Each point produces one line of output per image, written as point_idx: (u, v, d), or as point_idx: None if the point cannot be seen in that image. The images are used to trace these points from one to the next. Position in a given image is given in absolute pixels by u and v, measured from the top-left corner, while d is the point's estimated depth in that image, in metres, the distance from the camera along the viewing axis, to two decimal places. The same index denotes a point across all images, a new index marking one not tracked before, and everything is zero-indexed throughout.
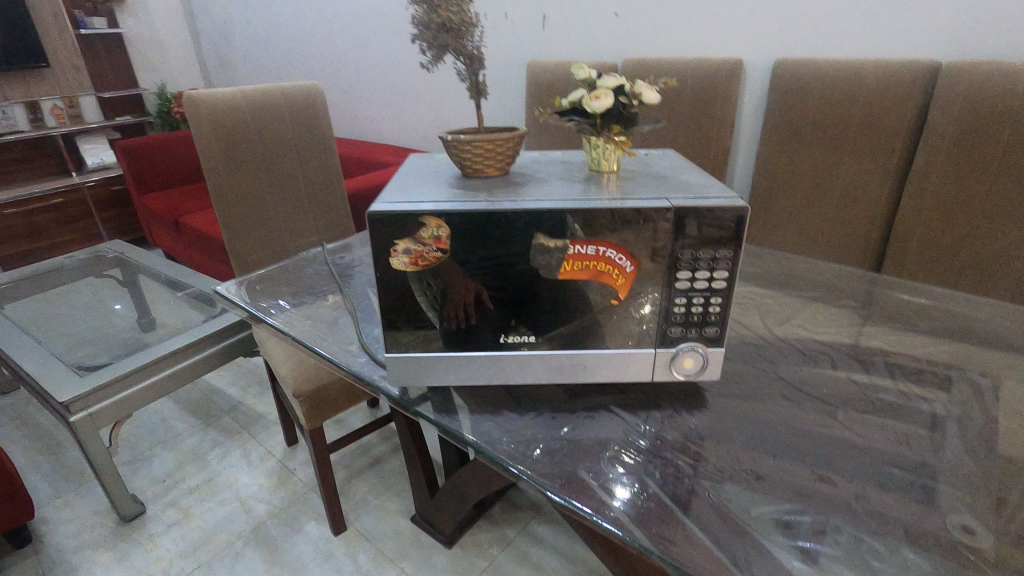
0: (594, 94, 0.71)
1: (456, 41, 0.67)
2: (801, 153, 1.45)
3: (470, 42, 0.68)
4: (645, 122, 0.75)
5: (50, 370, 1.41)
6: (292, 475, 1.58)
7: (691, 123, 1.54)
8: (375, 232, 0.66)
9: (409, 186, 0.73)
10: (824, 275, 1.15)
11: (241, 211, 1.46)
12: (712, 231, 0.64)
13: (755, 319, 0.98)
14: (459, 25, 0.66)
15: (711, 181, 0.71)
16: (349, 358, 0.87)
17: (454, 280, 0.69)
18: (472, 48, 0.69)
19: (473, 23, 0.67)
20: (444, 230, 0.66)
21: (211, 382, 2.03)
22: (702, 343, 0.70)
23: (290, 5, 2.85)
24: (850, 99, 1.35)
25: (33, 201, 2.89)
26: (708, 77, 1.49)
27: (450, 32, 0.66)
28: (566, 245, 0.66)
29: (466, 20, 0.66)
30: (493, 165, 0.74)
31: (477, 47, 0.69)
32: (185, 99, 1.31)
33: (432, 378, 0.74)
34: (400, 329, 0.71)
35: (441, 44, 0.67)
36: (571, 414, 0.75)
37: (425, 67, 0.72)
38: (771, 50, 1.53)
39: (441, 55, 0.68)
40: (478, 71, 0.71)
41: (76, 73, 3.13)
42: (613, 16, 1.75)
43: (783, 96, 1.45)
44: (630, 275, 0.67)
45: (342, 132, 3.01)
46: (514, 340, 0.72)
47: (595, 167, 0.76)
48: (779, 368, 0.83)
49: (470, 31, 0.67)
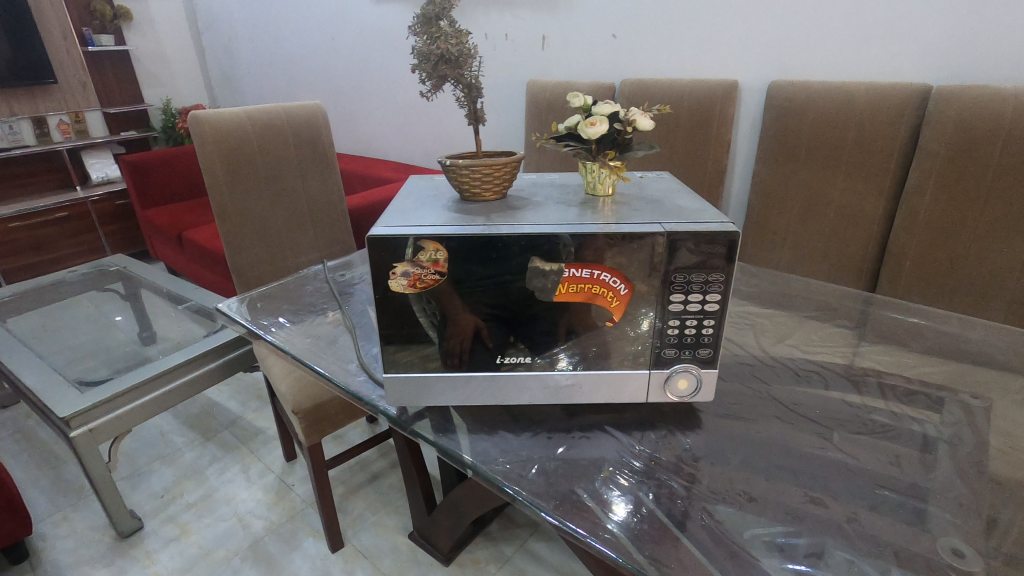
0: (589, 121, 0.73)
1: (454, 71, 0.69)
2: (796, 174, 1.47)
3: (469, 72, 0.70)
4: (639, 147, 0.77)
5: (51, 385, 1.41)
6: (290, 491, 1.58)
7: (688, 142, 1.57)
8: (374, 255, 0.67)
9: (407, 209, 0.74)
10: (819, 294, 1.16)
11: (243, 228, 1.48)
12: (704, 254, 0.65)
13: (750, 339, 0.99)
14: (458, 57, 0.68)
15: (705, 205, 0.73)
16: (348, 377, 0.88)
17: (452, 302, 0.70)
18: (470, 77, 0.70)
19: (471, 54, 0.69)
20: (441, 253, 0.67)
21: (210, 396, 2.04)
22: (695, 364, 0.71)
23: (294, 24, 2.91)
24: (844, 121, 1.37)
25: (37, 214, 2.92)
26: (705, 98, 1.52)
27: (448, 62, 0.68)
28: (562, 268, 0.68)
29: (464, 51, 0.68)
30: (491, 188, 0.76)
31: (475, 76, 0.71)
32: (189, 118, 1.34)
33: (429, 398, 0.75)
34: (399, 350, 0.73)
35: (440, 74, 0.69)
36: (567, 434, 0.75)
37: (425, 95, 0.74)
38: (765, 72, 1.56)
39: (440, 85, 0.70)
40: (476, 99, 0.73)
41: (83, 88, 3.17)
42: (611, 38, 1.78)
43: (778, 116, 1.48)
44: (624, 298, 0.68)
45: (344, 148, 3.05)
46: (511, 360, 0.72)
47: (590, 191, 0.78)
48: (773, 388, 0.84)
49: (468, 62, 0.69)
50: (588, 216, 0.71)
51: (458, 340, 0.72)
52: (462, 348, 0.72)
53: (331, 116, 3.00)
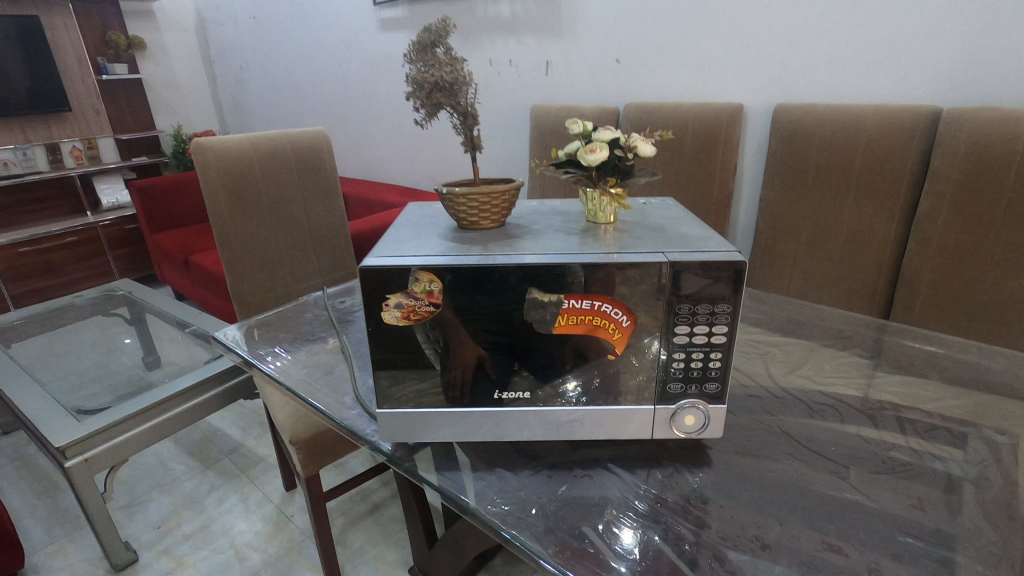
0: (588, 148, 0.71)
1: (449, 99, 0.67)
2: (804, 197, 1.45)
3: (464, 99, 0.68)
4: (641, 174, 0.75)
5: (48, 412, 1.40)
6: (289, 522, 1.54)
7: (693, 167, 1.55)
8: (366, 287, 0.65)
9: (402, 238, 0.72)
10: (830, 321, 1.12)
11: (244, 255, 1.47)
12: (710, 285, 0.63)
13: (760, 368, 0.95)
14: (453, 84, 0.66)
15: (709, 232, 0.70)
16: (342, 410, 0.85)
17: (454, 332, 0.68)
18: (466, 105, 0.69)
19: (466, 82, 0.68)
20: (436, 284, 0.65)
21: (212, 422, 2.01)
22: (702, 400, 0.68)
23: (303, 52, 2.95)
24: (852, 146, 1.35)
25: (47, 239, 2.95)
26: (710, 121, 1.51)
27: (443, 90, 0.67)
28: (561, 300, 0.65)
29: (459, 78, 0.67)
30: (489, 217, 0.74)
31: (471, 103, 0.69)
32: (192, 146, 1.34)
33: (425, 434, 0.72)
34: (392, 384, 0.70)
35: (435, 102, 0.67)
36: (568, 472, 0.72)
37: (420, 123, 0.72)
38: (771, 95, 1.55)
39: (435, 113, 0.68)
40: (472, 127, 0.71)
41: (96, 115, 3.23)
42: (615, 63, 1.78)
43: (784, 142, 1.46)
44: (626, 330, 0.66)
45: (351, 172, 3.07)
46: (513, 393, 0.70)
47: (591, 219, 0.76)
48: (784, 421, 0.81)
49: (463, 89, 0.68)
50: (589, 245, 0.68)
51: (457, 371, 0.69)
52: (463, 379, 0.69)
53: (338, 141, 3.03)
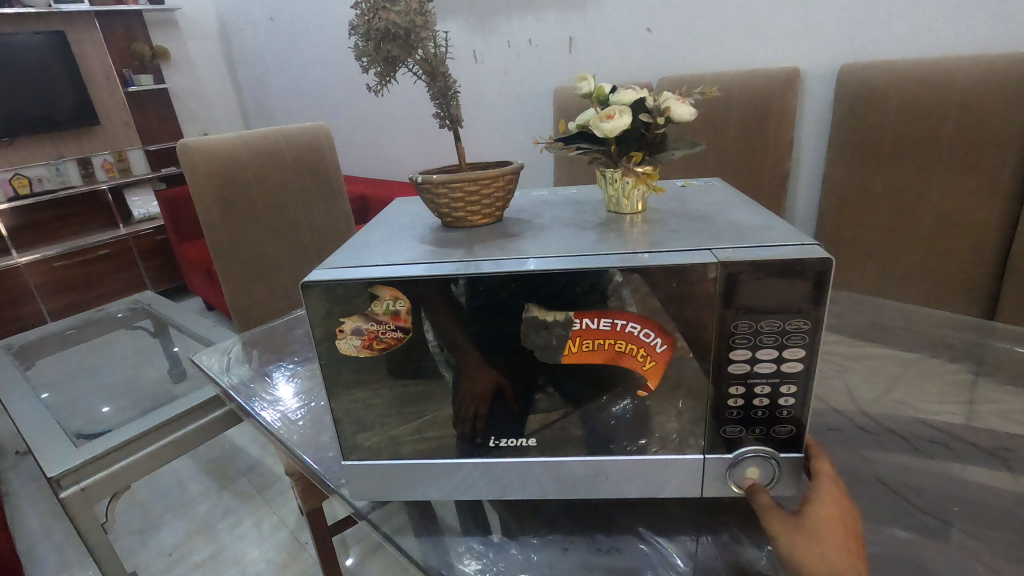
0: (605, 113, 0.53)
1: (406, 50, 0.55)
2: (879, 172, 1.22)
3: (425, 50, 0.56)
4: (678, 146, 0.56)
5: (48, 438, 1.33)
6: (302, 551, 1.43)
7: (743, 146, 1.33)
8: (313, 308, 0.50)
9: (370, 242, 0.57)
10: (921, 323, 0.91)
11: (240, 264, 1.37)
12: (779, 294, 0.45)
13: (837, 388, 0.76)
14: (408, 31, 0.54)
15: (773, 221, 0.52)
16: (318, 453, 0.73)
17: (451, 357, 0.52)
18: (429, 57, 0.57)
19: (426, 27, 0.55)
20: (402, 302, 0.50)
21: (232, 438, 1.93)
22: (771, 448, 0.50)
23: (319, 50, 2.86)
24: (942, 108, 1.11)
25: (82, 253, 2.98)
26: (763, 88, 1.28)
27: (397, 40, 0.55)
28: (571, 319, 0.49)
29: (416, 23, 0.54)
30: (479, 210, 0.58)
31: (436, 54, 0.57)
32: (178, 148, 1.23)
33: (408, 492, 0.57)
34: (359, 429, 0.55)
35: (387, 57, 0.55)
36: (589, 544, 0.56)
37: (377, 89, 0.61)
38: (835, 55, 1.33)
39: (391, 71, 0.56)
40: (446, 83, 0.58)
41: (125, 127, 3.27)
42: (645, 32, 1.58)
43: (851, 108, 1.23)
44: (662, 358, 0.49)
45: (374, 172, 2.97)
46: (536, 425, 0.53)
47: (613, 208, 0.59)
48: (878, 465, 0.61)
49: (423, 37, 0.55)
50: (609, 242, 0.51)
51: (469, 401, 0.54)
52: (475, 412, 0.54)
53: (360, 140, 2.93)
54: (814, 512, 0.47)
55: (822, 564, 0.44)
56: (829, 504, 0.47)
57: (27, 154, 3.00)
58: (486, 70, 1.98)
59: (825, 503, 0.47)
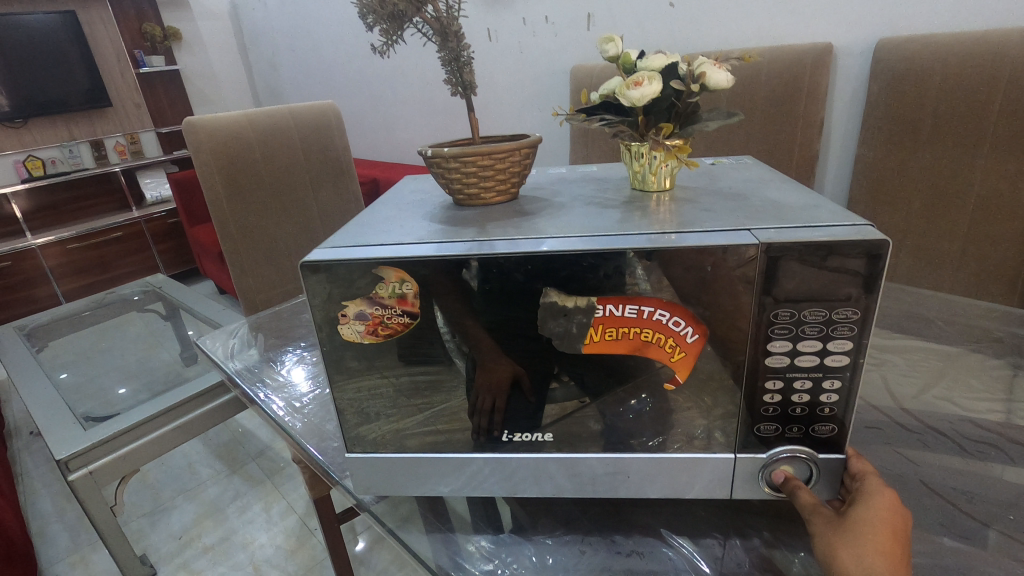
0: (632, 80, 0.48)
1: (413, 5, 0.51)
2: (916, 156, 1.16)
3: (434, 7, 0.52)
4: (712, 116, 0.51)
5: (55, 421, 1.32)
6: (311, 537, 1.42)
7: (769, 125, 1.27)
8: (313, 291, 0.46)
9: (377, 220, 0.53)
10: (960, 314, 0.85)
11: (247, 247, 1.35)
12: (825, 281, 0.40)
13: (872, 383, 0.71)
14: None
15: (816, 199, 0.47)
16: (323, 442, 0.70)
17: (461, 349, 0.49)
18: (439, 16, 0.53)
19: None
20: (409, 285, 0.46)
21: (242, 423, 1.93)
22: (809, 448, 0.46)
23: (330, 30, 2.81)
24: (987, 86, 1.04)
25: (95, 235, 2.98)
26: (792, 64, 1.22)
27: None
28: (593, 305, 0.45)
29: None
30: (493, 186, 0.54)
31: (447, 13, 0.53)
32: (183, 126, 1.20)
33: (415, 488, 0.54)
34: (363, 421, 0.52)
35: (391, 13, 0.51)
36: (607, 547, 0.53)
37: (382, 51, 0.57)
38: (870, 30, 1.26)
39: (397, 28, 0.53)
40: (459, 48, 0.54)
41: (136, 109, 3.28)
42: (668, 7, 1.51)
43: (887, 87, 1.16)
44: (692, 349, 0.45)
45: (387, 157, 2.93)
46: (553, 418, 0.50)
47: (638, 186, 0.54)
48: (922, 467, 0.57)
49: None
50: (635, 221, 0.47)
51: (485, 393, 0.50)
52: (492, 404, 0.50)
53: (371, 123, 2.89)
54: (856, 510, 0.43)
55: (858, 565, 0.39)
56: (878, 504, 0.42)
57: (41, 137, 3.01)
58: (501, 49, 1.92)
59: (873, 500, 0.43)
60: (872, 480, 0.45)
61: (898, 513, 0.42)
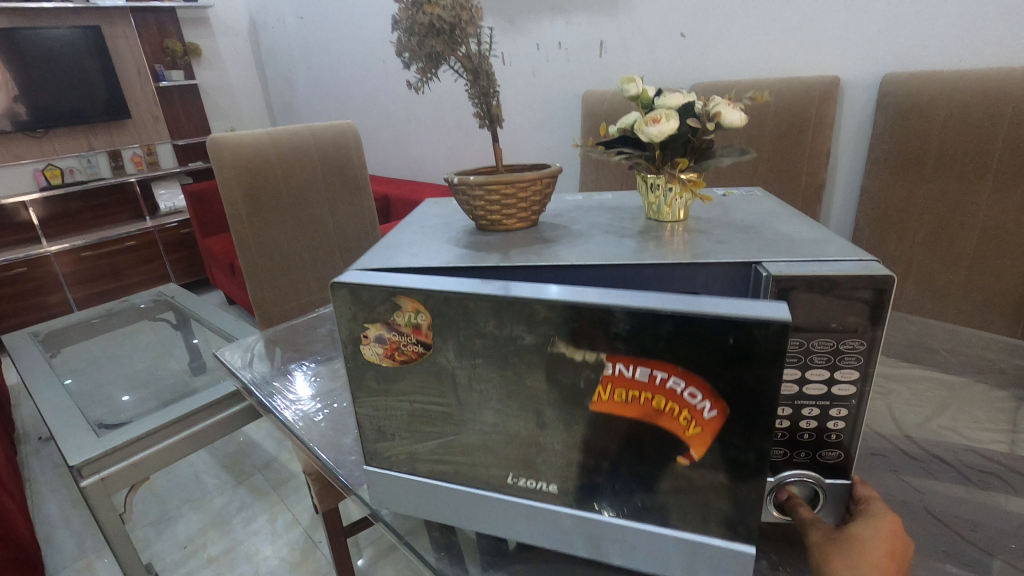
0: (651, 117, 0.51)
1: (449, 47, 0.55)
2: (923, 186, 1.18)
3: (470, 50, 0.56)
4: (726, 153, 0.54)
5: (69, 427, 1.34)
6: (316, 550, 1.43)
7: (775, 154, 1.30)
8: (341, 311, 0.49)
9: (403, 243, 0.56)
10: (966, 344, 0.87)
11: (263, 261, 1.37)
12: (834, 310, 0.42)
13: (878, 412, 0.73)
14: (452, 27, 0.54)
15: (826, 233, 0.50)
16: (339, 455, 0.71)
17: (464, 388, 0.47)
18: (472, 56, 0.56)
19: (471, 24, 0.55)
20: (423, 316, 0.45)
21: (249, 434, 1.94)
22: (816, 472, 0.48)
23: (345, 49, 2.88)
24: (990, 120, 1.07)
25: (109, 244, 3.02)
26: (800, 95, 1.25)
27: (439, 35, 0.54)
28: (601, 361, 0.40)
29: (460, 20, 0.54)
30: (515, 214, 0.56)
31: (481, 56, 0.56)
32: (207, 142, 1.24)
33: (423, 510, 0.55)
34: (380, 438, 0.53)
35: (429, 53, 0.55)
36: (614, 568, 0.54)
37: (417, 88, 0.61)
38: (876, 65, 1.29)
39: (432, 67, 0.56)
40: (489, 90, 0.58)
41: (154, 121, 3.35)
42: (678, 37, 1.56)
43: (895, 120, 1.20)
44: (710, 427, 0.38)
45: (397, 174, 2.98)
46: (559, 472, 0.47)
47: (653, 216, 0.57)
48: (928, 495, 0.58)
49: (466, 35, 0.55)
50: (652, 250, 0.49)
51: (489, 434, 0.48)
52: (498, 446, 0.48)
53: (383, 140, 2.95)
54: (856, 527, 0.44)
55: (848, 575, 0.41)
56: (881, 528, 0.44)
57: (61, 147, 3.08)
58: (514, 73, 1.98)
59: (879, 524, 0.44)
60: (877, 504, 0.46)
61: (898, 537, 0.44)
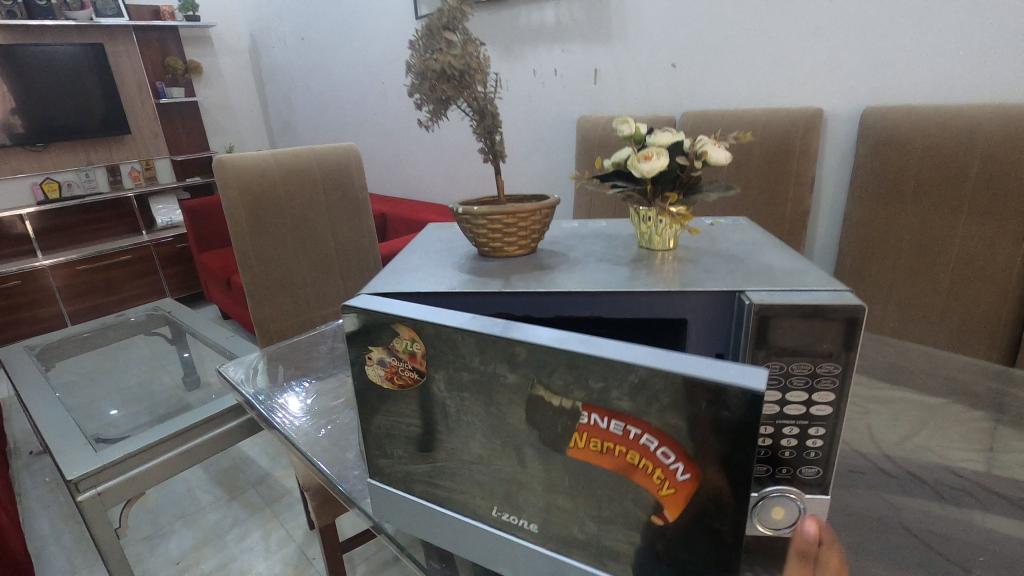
0: (643, 154, 0.55)
1: (459, 91, 0.59)
2: (902, 213, 1.24)
3: (477, 92, 0.60)
4: (712, 188, 0.58)
5: (67, 441, 1.35)
6: (309, 566, 1.43)
7: (762, 180, 1.35)
8: (350, 333, 0.52)
9: (410, 268, 0.59)
10: (942, 367, 0.91)
11: (264, 278, 1.40)
12: (811, 335, 0.46)
13: (859, 431, 0.76)
14: (462, 73, 0.58)
15: (804, 264, 0.53)
16: (342, 470, 0.74)
17: (453, 420, 0.49)
18: (480, 98, 0.60)
19: (479, 70, 0.59)
20: (418, 345, 0.48)
21: (243, 450, 1.95)
22: (797, 487, 0.51)
23: (345, 70, 2.94)
24: (963, 152, 1.12)
25: (105, 258, 3.04)
26: (785, 125, 1.31)
27: (450, 81, 0.58)
28: (578, 411, 0.41)
29: (469, 66, 0.58)
30: (516, 242, 0.60)
31: (487, 98, 0.60)
32: (213, 162, 1.28)
33: (417, 529, 0.57)
34: (382, 454, 0.56)
35: (440, 98, 0.59)
36: None
37: (426, 125, 0.65)
38: (857, 98, 1.35)
39: (442, 109, 0.60)
40: (494, 131, 0.62)
41: (154, 137, 3.38)
42: (670, 67, 1.62)
43: (876, 150, 1.26)
44: (681, 488, 0.39)
45: (393, 192, 3.02)
46: (539, 513, 0.48)
47: (644, 244, 0.60)
48: (903, 511, 0.61)
49: (475, 81, 0.59)
50: (644, 277, 0.53)
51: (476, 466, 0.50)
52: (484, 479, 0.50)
53: (381, 159, 3.00)
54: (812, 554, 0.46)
55: None
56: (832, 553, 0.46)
57: (60, 161, 3.10)
58: (511, 97, 2.04)
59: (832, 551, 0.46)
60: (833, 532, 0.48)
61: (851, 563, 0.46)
